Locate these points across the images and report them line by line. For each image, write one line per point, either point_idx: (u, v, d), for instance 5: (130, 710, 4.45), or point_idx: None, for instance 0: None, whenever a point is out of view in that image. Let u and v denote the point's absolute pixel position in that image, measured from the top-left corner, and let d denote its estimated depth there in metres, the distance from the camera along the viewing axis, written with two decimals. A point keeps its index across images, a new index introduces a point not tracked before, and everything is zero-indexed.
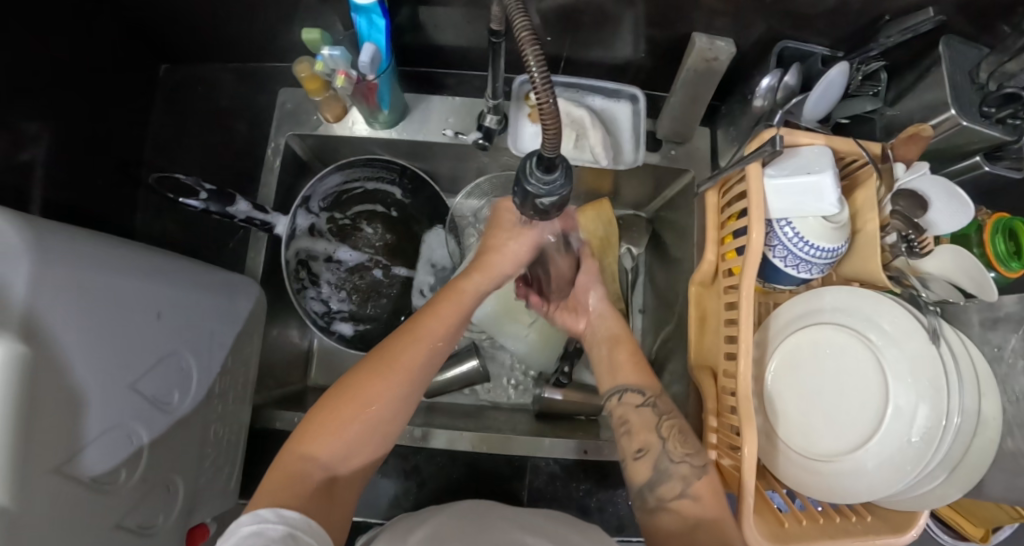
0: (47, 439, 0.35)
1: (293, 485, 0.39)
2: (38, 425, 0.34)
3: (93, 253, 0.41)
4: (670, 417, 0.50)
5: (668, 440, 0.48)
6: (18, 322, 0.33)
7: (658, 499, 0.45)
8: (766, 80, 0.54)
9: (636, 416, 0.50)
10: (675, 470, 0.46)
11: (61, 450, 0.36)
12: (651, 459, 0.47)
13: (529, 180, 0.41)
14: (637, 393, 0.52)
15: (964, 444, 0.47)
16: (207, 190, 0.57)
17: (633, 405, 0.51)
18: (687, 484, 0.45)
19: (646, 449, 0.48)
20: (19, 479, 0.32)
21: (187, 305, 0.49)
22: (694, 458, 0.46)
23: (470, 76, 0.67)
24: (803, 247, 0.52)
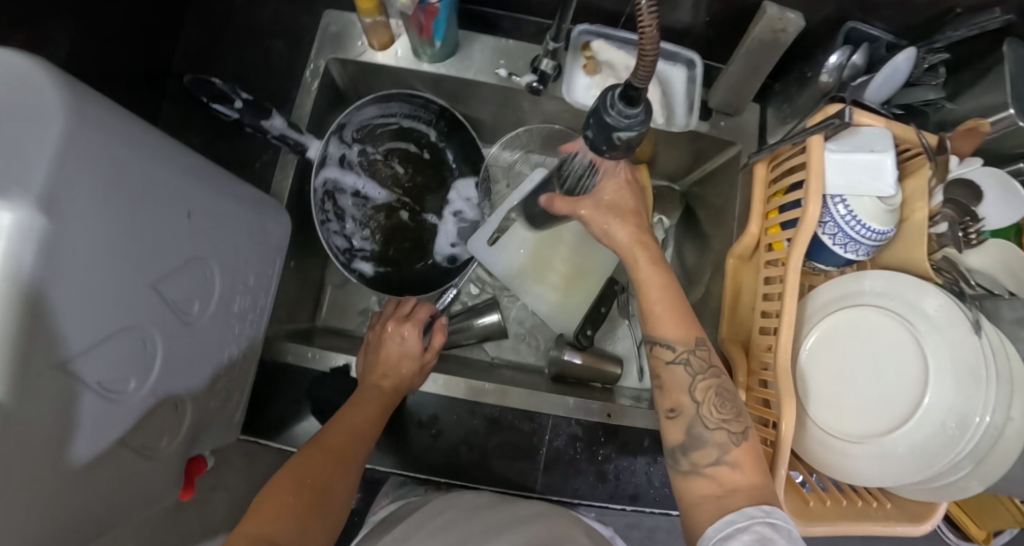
0: (66, 327, 0.31)
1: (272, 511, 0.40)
2: (59, 309, 0.30)
3: (130, 131, 0.36)
4: (705, 378, 0.47)
5: (702, 405, 0.47)
6: (54, 183, 0.29)
7: (692, 463, 0.46)
8: (834, 57, 0.55)
9: (667, 374, 0.48)
10: (710, 438, 0.45)
11: (80, 341, 0.32)
12: (684, 423, 0.47)
13: (609, 112, 0.40)
14: (668, 347, 0.48)
15: (994, 437, 0.47)
16: (243, 99, 0.54)
17: (665, 363, 0.48)
18: (724, 451, 0.45)
19: (680, 410, 0.47)
20: (36, 367, 0.29)
21: (214, 210, 0.45)
22: (732, 424, 0.46)
23: (526, 22, 0.64)
24: (855, 226, 0.51)
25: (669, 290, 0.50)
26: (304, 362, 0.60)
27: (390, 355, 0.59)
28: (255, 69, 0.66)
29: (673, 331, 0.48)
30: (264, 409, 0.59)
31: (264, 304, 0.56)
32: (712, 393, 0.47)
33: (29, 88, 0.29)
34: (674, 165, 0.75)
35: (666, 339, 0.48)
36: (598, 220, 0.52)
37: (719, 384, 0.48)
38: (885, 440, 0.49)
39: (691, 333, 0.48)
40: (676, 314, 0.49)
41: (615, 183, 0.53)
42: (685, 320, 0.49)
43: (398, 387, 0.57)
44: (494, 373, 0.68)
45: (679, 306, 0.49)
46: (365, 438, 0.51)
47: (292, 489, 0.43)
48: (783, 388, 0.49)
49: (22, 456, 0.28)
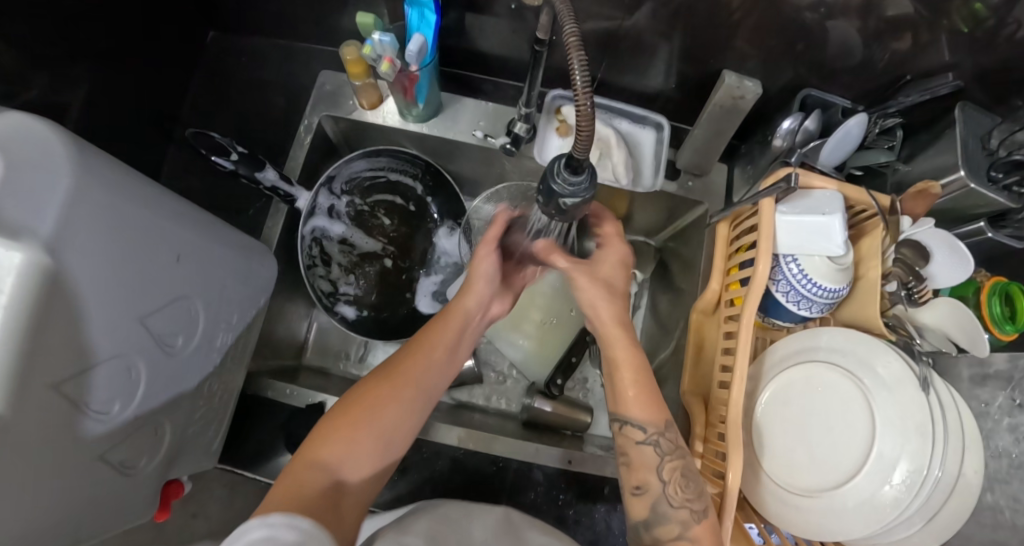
0: (55, 354, 0.35)
1: (304, 491, 0.40)
2: (52, 339, 0.34)
3: (128, 183, 0.41)
4: (673, 458, 0.49)
5: (668, 483, 0.48)
6: (52, 227, 0.33)
7: (656, 538, 0.47)
8: (786, 123, 0.59)
9: (636, 453, 0.49)
10: (673, 515, 0.47)
11: (67, 367, 0.36)
12: (648, 501, 0.48)
13: (556, 179, 0.44)
14: (637, 428, 0.49)
15: (944, 494, 0.48)
16: (239, 152, 0.59)
17: (634, 443, 0.49)
18: (685, 527, 0.46)
19: (645, 487, 0.49)
20: (29, 387, 0.32)
21: (204, 253, 0.49)
22: (694, 502, 0.47)
23: (506, 85, 0.71)
24: (807, 285, 0.54)
25: (643, 374, 0.51)
26: (282, 399, 0.64)
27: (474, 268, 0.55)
28: (256, 121, 0.72)
29: (640, 412, 0.50)
30: (241, 441, 0.62)
31: (246, 341, 0.60)
32: (678, 474, 0.48)
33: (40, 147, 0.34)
34: (648, 221, 0.78)
35: (636, 421, 0.50)
36: (590, 293, 0.53)
37: (685, 465, 0.49)
38: (833, 495, 0.50)
39: (661, 416, 0.50)
40: (645, 394, 0.50)
41: (614, 261, 0.55)
42: (656, 402, 0.50)
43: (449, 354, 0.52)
44: (465, 416, 0.71)
45: (650, 390, 0.50)
46: (427, 381, 0.50)
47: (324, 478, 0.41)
48: (732, 441, 0.51)
49: (10, 462, 0.32)
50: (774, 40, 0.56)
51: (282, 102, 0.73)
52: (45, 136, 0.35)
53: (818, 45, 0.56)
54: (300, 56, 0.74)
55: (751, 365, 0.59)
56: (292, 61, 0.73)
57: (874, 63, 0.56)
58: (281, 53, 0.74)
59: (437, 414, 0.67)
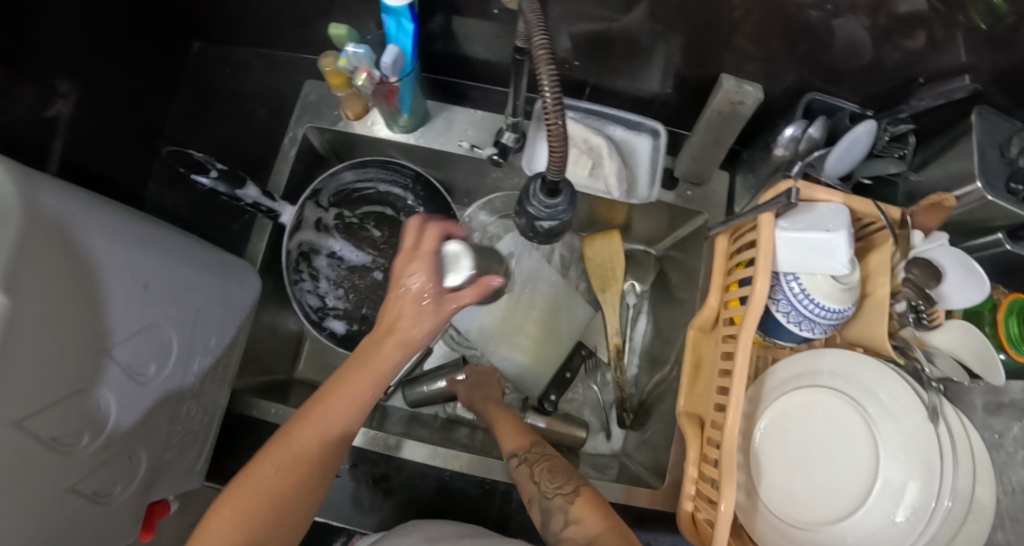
0: (12, 394, 0.34)
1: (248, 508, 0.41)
2: (6, 379, 0.33)
3: (87, 213, 0.41)
4: (541, 462, 0.52)
5: (540, 481, 0.50)
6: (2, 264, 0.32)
7: (555, 534, 0.46)
8: (789, 130, 0.55)
9: (515, 473, 0.53)
10: (551, 504, 0.47)
11: (26, 404, 0.35)
12: (535, 503, 0.49)
13: (531, 202, 0.41)
14: (510, 453, 0.54)
15: (953, 527, 0.45)
16: (218, 169, 0.58)
17: (516, 459, 0.53)
18: (566, 512, 0.46)
19: (530, 496, 0.49)
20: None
21: (177, 278, 0.48)
22: (563, 488, 0.48)
23: (495, 91, 0.68)
24: (809, 305, 0.50)
25: (517, 419, 0.59)
26: (266, 418, 0.62)
27: (387, 310, 0.47)
28: (242, 133, 0.71)
29: (513, 440, 0.56)
30: (228, 460, 0.62)
31: (228, 365, 0.58)
32: (547, 471, 0.50)
33: None
34: (646, 231, 0.75)
35: (510, 448, 0.55)
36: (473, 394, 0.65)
37: (554, 463, 0.51)
38: (833, 529, 0.47)
39: (519, 437, 0.55)
40: (517, 430, 0.57)
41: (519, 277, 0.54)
42: (522, 431, 0.56)
43: (380, 376, 0.46)
44: (453, 433, 0.69)
45: (519, 424, 0.58)
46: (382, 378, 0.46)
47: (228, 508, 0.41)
48: (726, 468, 0.49)
49: None
50: (778, 40, 0.53)
51: (267, 113, 0.72)
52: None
53: (825, 45, 0.52)
54: (287, 66, 0.72)
55: (750, 387, 0.56)
56: (278, 71, 0.72)
57: (884, 65, 0.52)
58: (266, 63, 0.72)
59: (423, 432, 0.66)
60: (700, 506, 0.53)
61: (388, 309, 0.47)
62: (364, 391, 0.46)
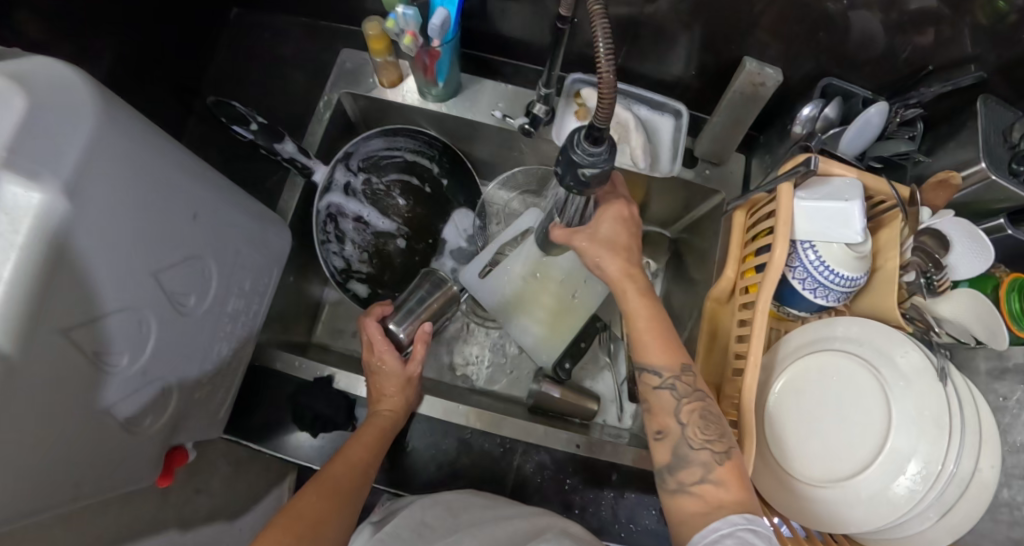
0: (71, 298, 0.35)
1: (335, 494, 0.49)
2: (67, 282, 0.34)
3: (151, 136, 0.42)
4: (692, 400, 0.48)
5: (688, 426, 0.47)
6: (71, 169, 0.33)
7: (678, 482, 0.46)
8: (806, 109, 0.58)
9: (654, 398, 0.49)
10: (694, 457, 0.46)
11: (83, 311, 0.37)
12: (670, 444, 0.48)
13: (575, 151, 0.43)
14: (655, 374, 0.49)
15: (960, 488, 0.47)
16: (258, 122, 0.60)
17: (652, 388, 0.49)
18: (708, 470, 0.45)
19: (666, 432, 0.48)
20: (43, 328, 0.33)
21: (219, 214, 0.50)
22: (715, 444, 0.46)
23: (525, 69, 0.71)
24: (825, 273, 0.53)
25: (657, 320, 0.51)
26: (289, 370, 0.63)
27: (378, 383, 0.61)
28: (277, 97, 0.72)
29: (660, 357, 0.50)
30: (248, 412, 0.62)
31: (258, 309, 0.60)
32: (697, 416, 0.48)
33: (66, 92, 0.34)
34: (664, 211, 0.78)
35: (653, 366, 0.50)
36: (591, 251, 0.54)
37: (705, 407, 0.48)
38: (847, 485, 0.49)
39: (677, 360, 0.49)
40: (663, 340, 0.50)
41: (613, 220, 0.54)
42: (672, 347, 0.50)
43: (399, 409, 0.59)
44: (467, 397, 0.70)
45: (666, 335, 0.51)
46: (408, 395, 0.60)
47: (314, 493, 0.48)
48: (746, 427, 0.50)
49: (17, 400, 0.32)
50: (798, 29, 0.56)
51: (302, 79, 0.74)
52: (72, 82, 0.35)
53: (842, 35, 0.55)
54: (323, 35, 0.74)
55: (764, 354, 0.59)
56: (314, 39, 0.74)
57: (895, 55, 0.56)
58: (304, 30, 0.74)
59: (444, 393, 0.69)
60: None
61: (378, 382, 0.61)
62: (391, 417, 0.58)
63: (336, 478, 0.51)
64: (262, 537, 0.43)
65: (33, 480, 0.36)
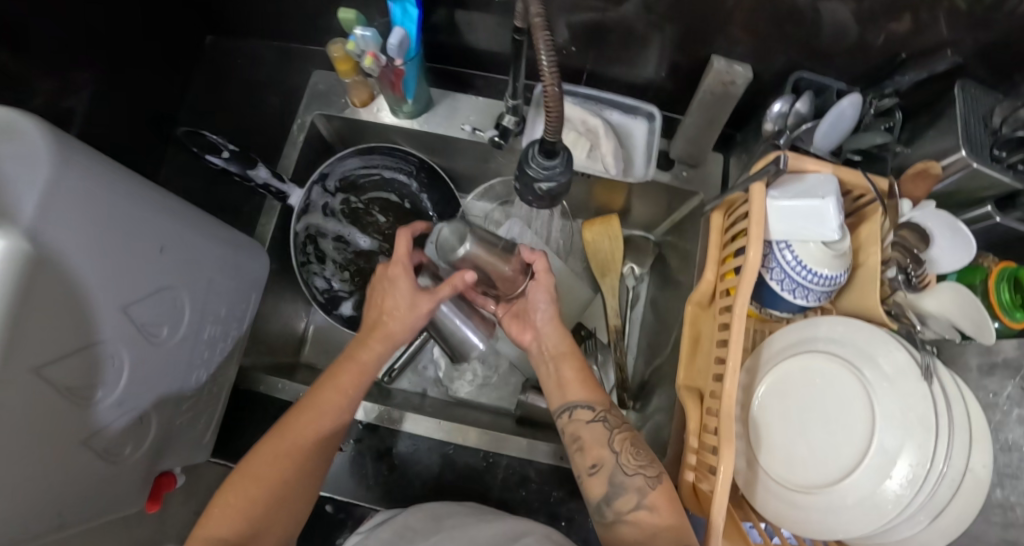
0: (43, 337, 0.36)
1: (255, 486, 0.47)
2: (37, 324, 0.35)
3: (110, 175, 0.42)
4: (621, 431, 0.52)
5: (620, 454, 0.50)
6: (29, 213, 0.34)
7: (616, 511, 0.48)
8: (777, 105, 0.57)
9: (586, 433, 0.52)
10: (629, 483, 0.48)
11: (56, 349, 0.37)
12: (604, 475, 0.50)
13: (530, 164, 0.43)
14: (586, 408, 0.53)
15: (951, 489, 0.45)
16: (230, 150, 0.60)
17: (585, 422, 0.52)
18: (641, 495, 0.48)
19: (600, 465, 0.50)
20: (10, 370, 0.34)
21: (189, 245, 0.51)
22: (647, 469, 0.49)
23: (496, 80, 0.71)
24: (802, 273, 0.52)
25: (582, 362, 0.56)
26: (275, 393, 0.64)
27: (382, 300, 0.55)
28: (254, 122, 0.74)
29: (583, 394, 0.54)
30: (234, 434, 0.63)
31: (237, 334, 0.61)
32: (628, 444, 0.51)
33: (21, 138, 0.35)
34: (646, 215, 0.77)
35: (584, 402, 0.54)
36: (536, 300, 0.57)
37: (633, 437, 0.52)
38: (832, 491, 0.47)
39: (600, 395, 0.54)
40: (584, 381, 0.55)
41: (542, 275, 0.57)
42: (593, 384, 0.55)
43: (356, 378, 0.53)
44: (451, 410, 0.71)
45: (587, 374, 0.56)
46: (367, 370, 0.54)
47: (267, 455, 0.48)
48: (725, 434, 0.49)
49: None
50: (765, 25, 0.55)
51: (277, 102, 0.75)
52: (22, 129, 0.36)
53: (812, 28, 0.53)
54: (296, 58, 0.75)
55: (748, 357, 0.58)
56: (289, 63, 0.75)
57: (867, 46, 0.54)
58: (278, 54, 0.75)
59: (431, 407, 0.70)
60: (702, 476, 0.53)
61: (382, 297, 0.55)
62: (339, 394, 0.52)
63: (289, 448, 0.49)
64: (216, 505, 0.46)
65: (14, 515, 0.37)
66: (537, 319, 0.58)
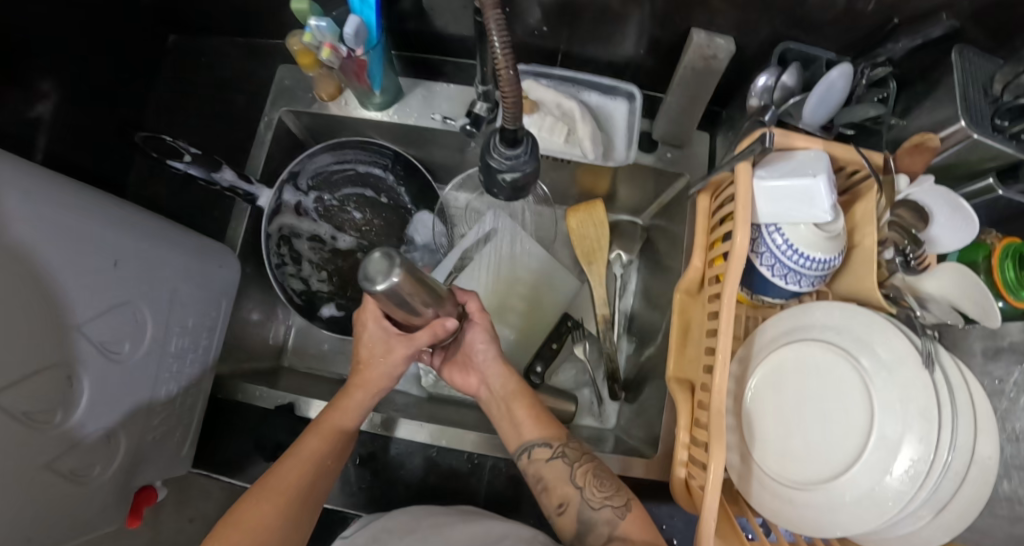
0: None
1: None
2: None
3: (51, 190, 0.40)
4: (582, 464, 0.51)
5: (584, 488, 0.49)
6: None
7: None
8: (761, 79, 0.54)
9: (549, 471, 0.51)
10: (597, 517, 0.47)
11: (4, 375, 0.36)
12: (573, 513, 0.48)
13: (492, 155, 0.40)
14: (543, 447, 0.52)
15: (955, 481, 0.43)
16: (192, 153, 0.57)
17: (542, 462, 0.51)
18: (612, 526, 0.46)
19: (566, 504, 0.49)
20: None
21: (146, 257, 0.49)
22: (613, 499, 0.47)
23: (468, 66, 0.67)
24: (793, 257, 0.49)
25: (529, 400, 0.55)
26: (252, 400, 0.62)
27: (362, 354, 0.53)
28: (222, 122, 0.71)
29: (535, 432, 0.53)
30: (215, 444, 0.62)
31: (208, 344, 0.59)
32: (590, 476, 0.49)
33: None
34: (632, 200, 0.74)
35: (538, 442, 0.52)
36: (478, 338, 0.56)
37: (595, 467, 0.50)
38: (830, 487, 0.45)
39: (554, 430, 0.53)
40: (539, 419, 0.54)
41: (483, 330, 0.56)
42: (544, 419, 0.54)
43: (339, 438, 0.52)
44: (435, 409, 0.68)
45: (539, 412, 0.55)
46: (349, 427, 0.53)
47: (259, 505, 0.47)
48: (715, 430, 0.47)
49: None
50: None
51: (245, 100, 0.72)
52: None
53: None
54: (262, 53, 0.72)
55: (740, 346, 0.55)
56: (254, 59, 0.72)
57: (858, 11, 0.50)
58: (243, 50, 0.73)
59: (416, 409, 0.67)
60: (693, 473, 0.50)
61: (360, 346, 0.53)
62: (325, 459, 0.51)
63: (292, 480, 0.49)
64: None
65: None
66: (479, 360, 0.57)
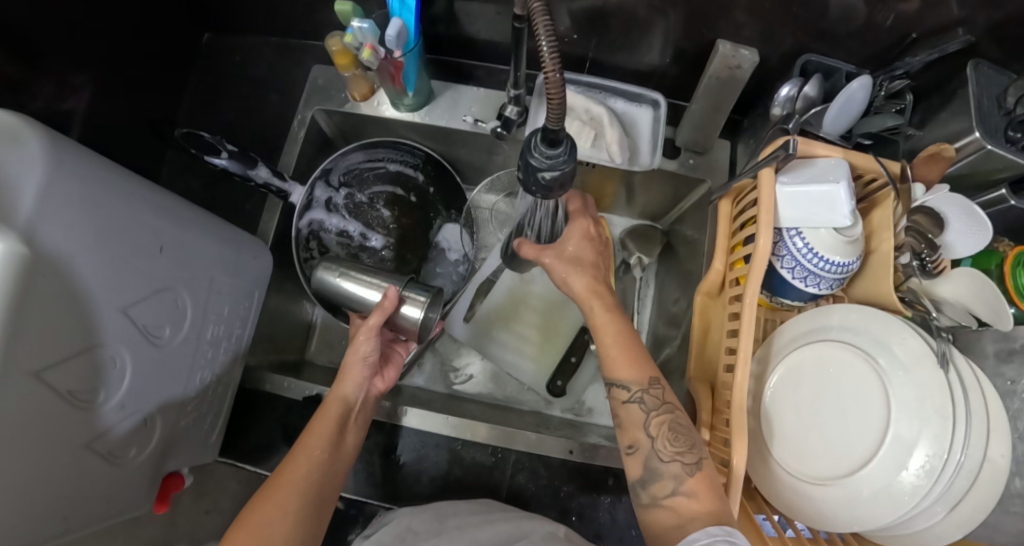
0: (45, 338, 0.36)
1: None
2: (38, 327, 0.35)
3: (106, 176, 0.42)
4: (659, 413, 0.48)
5: (657, 439, 0.47)
6: (26, 218, 0.33)
7: (651, 495, 0.46)
8: (785, 89, 0.56)
9: (624, 412, 0.50)
10: (665, 470, 0.46)
11: (58, 352, 0.37)
12: (641, 458, 0.48)
13: (533, 154, 0.42)
14: (624, 388, 0.50)
15: (969, 479, 0.44)
16: (229, 149, 0.60)
17: (619, 402, 0.50)
18: (678, 482, 0.45)
19: (636, 446, 0.48)
20: (11, 375, 0.33)
21: (187, 244, 0.50)
22: (685, 456, 0.46)
23: (498, 70, 0.70)
24: (813, 260, 0.51)
25: (625, 335, 0.52)
26: (281, 391, 0.63)
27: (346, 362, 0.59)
28: (253, 120, 0.73)
29: (629, 373, 0.50)
30: (241, 434, 0.63)
31: (240, 333, 0.61)
32: (666, 428, 0.48)
33: (9, 140, 0.34)
34: (652, 204, 0.76)
35: (623, 381, 0.50)
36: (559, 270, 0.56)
37: (673, 419, 0.48)
38: (846, 482, 0.47)
39: (644, 373, 0.50)
40: (630, 355, 0.51)
41: (579, 237, 0.57)
42: (638, 359, 0.51)
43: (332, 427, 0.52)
44: (456, 406, 0.69)
45: (633, 350, 0.51)
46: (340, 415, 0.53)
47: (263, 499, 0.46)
48: (736, 425, 0.48)
49: None
50: (772, 8, 0.53)
51: (277, 99, 0.74)
52: (19, 131, 0.35)
53: (819, 9, 0.52)
54: (294, 53, 0.75)
55: (759, 347, 0.57)
56: (286, 58, 0.74)
57: (877, 27, 0.53)
58: (276, 50, 0.75)
59: (441, 403, 0.69)
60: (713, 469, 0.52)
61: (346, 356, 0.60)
62: (322, 449, 0.50)
63: (301, 478, 0.48)
64: None
65: (20, 521, 0.37)
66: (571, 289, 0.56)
